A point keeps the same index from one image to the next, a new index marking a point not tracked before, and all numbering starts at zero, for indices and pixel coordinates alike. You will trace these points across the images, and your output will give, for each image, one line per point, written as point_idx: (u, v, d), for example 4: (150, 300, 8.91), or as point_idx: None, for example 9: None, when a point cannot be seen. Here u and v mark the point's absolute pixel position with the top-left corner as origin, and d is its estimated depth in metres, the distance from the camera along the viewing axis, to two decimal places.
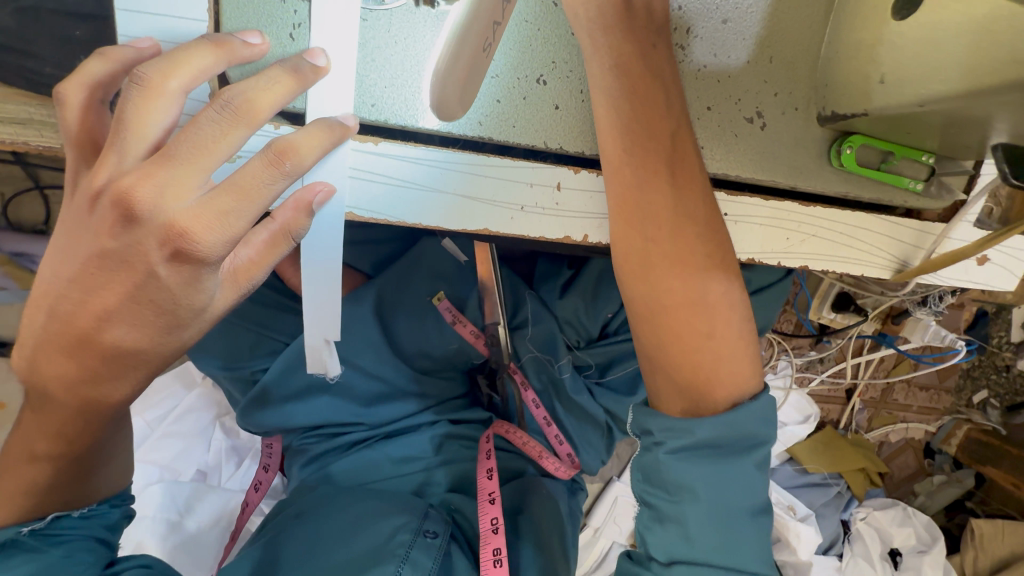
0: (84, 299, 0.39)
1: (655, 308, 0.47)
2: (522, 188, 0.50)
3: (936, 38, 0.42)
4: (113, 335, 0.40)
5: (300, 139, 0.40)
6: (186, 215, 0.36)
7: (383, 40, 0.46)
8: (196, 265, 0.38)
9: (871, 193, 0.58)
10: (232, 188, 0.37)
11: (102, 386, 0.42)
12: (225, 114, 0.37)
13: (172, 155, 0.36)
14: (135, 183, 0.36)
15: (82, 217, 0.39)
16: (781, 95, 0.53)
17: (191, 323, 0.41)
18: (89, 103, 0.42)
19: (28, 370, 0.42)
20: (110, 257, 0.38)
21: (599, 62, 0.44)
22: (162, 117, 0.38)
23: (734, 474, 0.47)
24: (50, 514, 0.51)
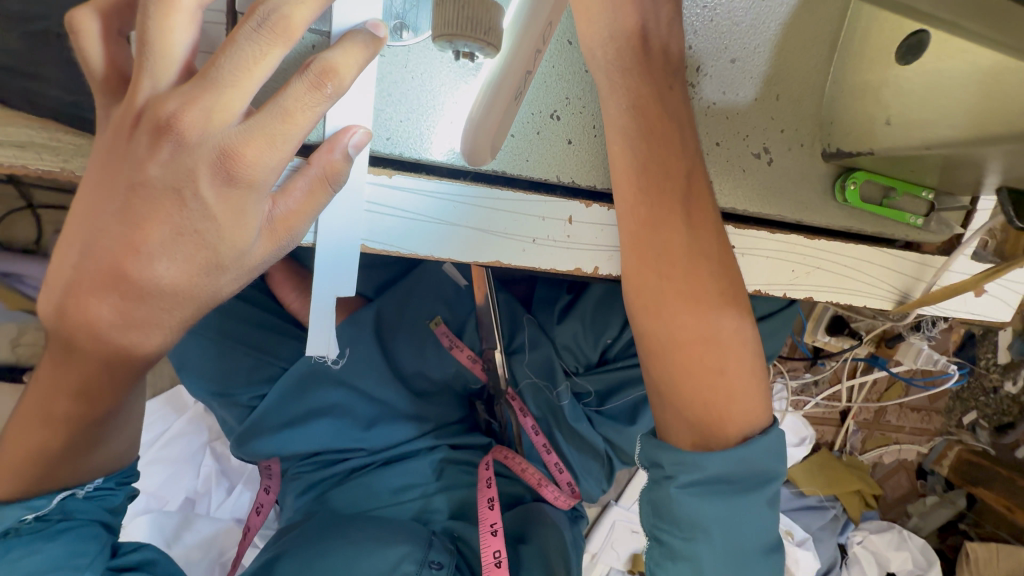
0: (124, 232, 0.37)
1: (668, 343, 0.47)
2: (533, 221, 0.50)
3: (944, 85, 0.43)
4: (158, 270, 0.38)
5: (338, 56, 0.36)
6: (234, 139, 0.35)
7: (398, 74, 0.46)
8: (246, 190, 0.37)
9: (874, 228, 0.59)
10: (277, 111, 0.35)
11: (137, 333, 0.40)
12: (264, 34, 0.34)
13: (212, 80, 0.34)
14: (181, 109, 0.35)
15: (119, 143, 0.37)
16: (787, 131, 0.54)
17: (230, 267, 0.40)
18: (106, 34, 0.39)
19: (54, 310, 0.39)
20: (152, 184, 0.37)
21: (617, 103, 0.45)
22: (183, 36, 0.35)
23: (745, 510, 0.47)
24: (58, 491, 0.49)
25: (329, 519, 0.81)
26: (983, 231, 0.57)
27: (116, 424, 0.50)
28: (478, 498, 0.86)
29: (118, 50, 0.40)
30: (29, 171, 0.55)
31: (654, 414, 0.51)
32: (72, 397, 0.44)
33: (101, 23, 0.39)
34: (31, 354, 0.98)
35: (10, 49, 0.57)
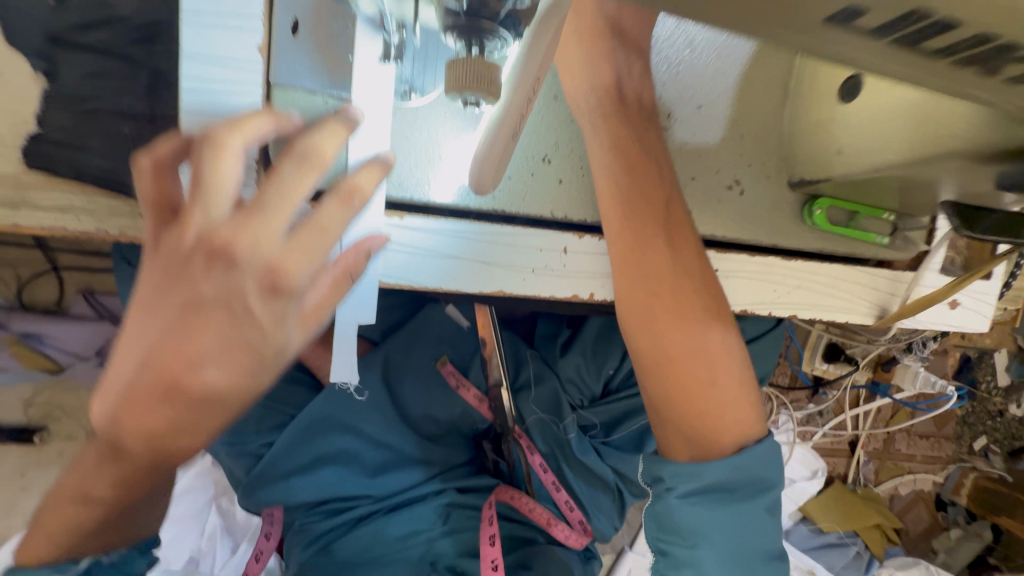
0: (175, 350, 0.39)
1: (662, 358, 0.50)
2: (532, 253, 0.55)
3: (880, 115, 0.47)
4: (206, 376, 0.39)
5: (359, 178, 0.44)
6: (279, 254, 0.39)
7: (407, 129, 0.52)
8: (286, 298, 0.40)
9: (844, 248, 0.64)
10: (314, 226, 0.40)
11: (185, 437, 0.42)
12: (302, 166, 0.40)
13: (262, 206, 0.39)
14: (234, 236, 0.38)
15: (173, 266, 0.40)
16: (755, 165, 0.60)
17: (269, 366, 0.41)
18: (159, 169, 0.42)
19: (111, 417, 0.41)
20: (205, 304, 0.39)
21: (600, 143, 0.51)
22: (232, 172, 0.39)
23: (745, 516, 0.48)
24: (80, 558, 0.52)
25: None
26: (945, 241, 0.63)
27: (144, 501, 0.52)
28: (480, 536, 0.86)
29: (171, 184, 0.43)
30: (64, 232, 0.64)
31: (655, 433, 0.53)
32: (112, 482, 0.47)
33: (155, 162, 0.42)
34: (43, 414, 0.99)
35: (60, 125, 0.64)
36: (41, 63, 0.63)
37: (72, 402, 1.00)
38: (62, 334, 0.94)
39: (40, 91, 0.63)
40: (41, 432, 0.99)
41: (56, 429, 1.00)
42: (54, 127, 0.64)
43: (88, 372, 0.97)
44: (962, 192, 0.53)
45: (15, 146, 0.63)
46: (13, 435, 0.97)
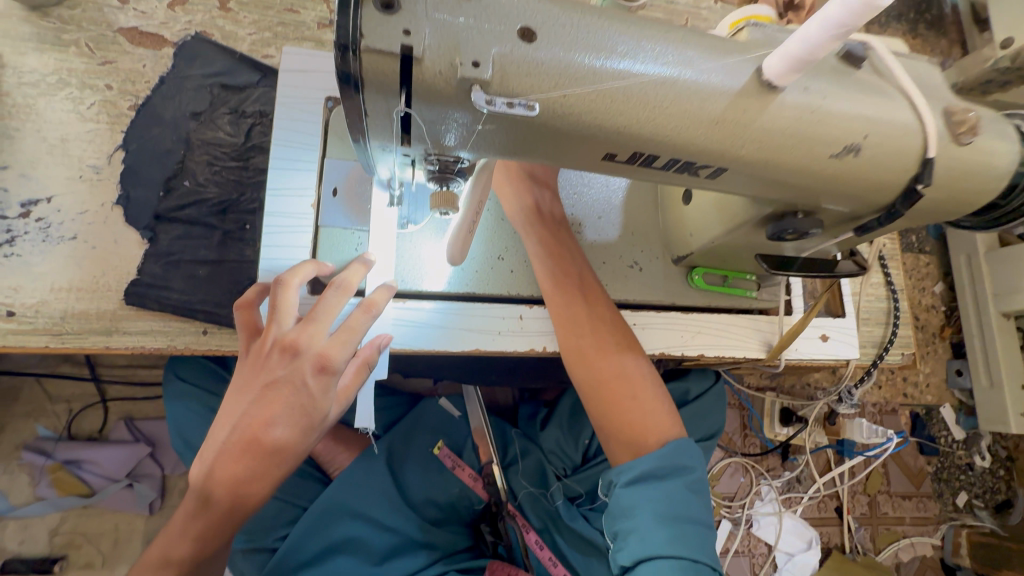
0: (255, 419, 0.58)
1: (595, 382, 0.70)
2: (498, 320, 0.77)
3: (705, 209, 0.74)
4: (277, 434, 0.57)
5: (375, 296, 0.63)
6: (326, 346, 0.58)
7: (405, 246, 0.77)
8: (332, 374, 0.58)
9: (727, 301, 0.88)
10: (347, 328, 0.60)
11: (257, 484, 0.59)
12: (338, 291, 0.61)
13: (315, 318, 0.60)
14: (298, 335, 0.58)
15: (258, 364, 0.60)
16: (646, 250, 0.86)
17: (319, 426, 0.60)
18: (251, 306, 0.65)
19: (205, 473, 0.59)
20: (277, 381, 0.58)
21: (531, 241, 0.76)
22: (293, 301, 0.61)
23: (674, 491, 0.62)
24: None
25: None
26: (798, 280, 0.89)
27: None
28: None
29: (254, 315, 0.65)
30: (145, 349, 0.85)
31: (606, 448, 0.70)
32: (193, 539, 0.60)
33: (247, 302, 0.65)
34: (66, 543, 1.06)
35: (153, 272, 0.88)
36: (146, 233, 0.90)
37: (96, 527, 1.07)
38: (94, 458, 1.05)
39: (142, 252, 0.89)
40: (60, 560, 1.05)
41: (76, 556, 1.06)
42: (148, 274, 0.88)
43: (118, 495, 1.06)
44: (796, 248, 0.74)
45: (121, 289, 0.87)
46: (34, 566, 1.03)
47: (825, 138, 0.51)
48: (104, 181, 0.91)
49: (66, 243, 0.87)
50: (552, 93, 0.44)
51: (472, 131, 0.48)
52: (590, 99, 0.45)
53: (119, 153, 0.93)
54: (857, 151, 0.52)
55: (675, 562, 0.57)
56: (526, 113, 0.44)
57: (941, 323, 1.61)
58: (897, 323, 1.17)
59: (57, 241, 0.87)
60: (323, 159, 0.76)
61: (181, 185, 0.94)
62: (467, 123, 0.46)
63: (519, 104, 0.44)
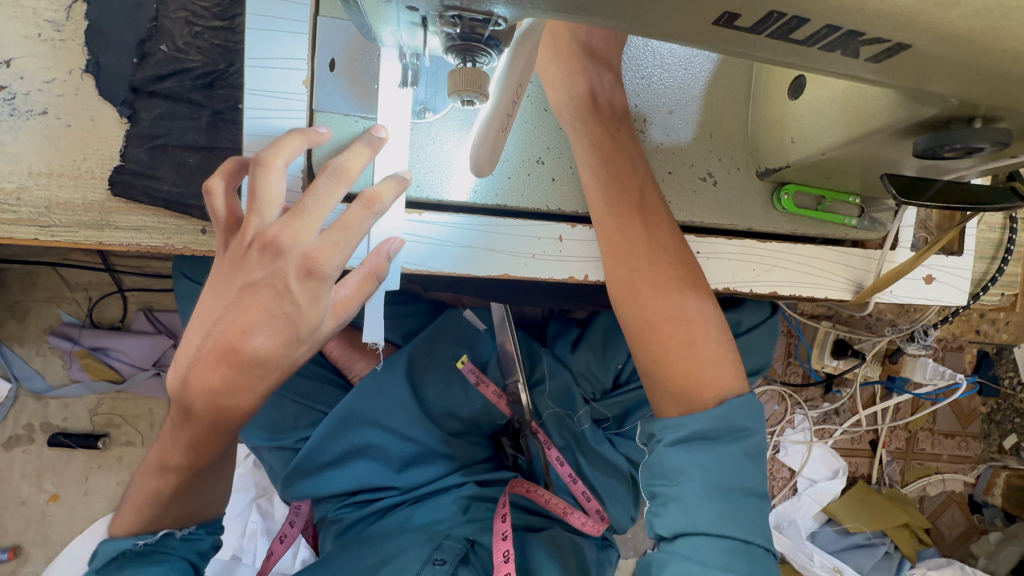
0: (233, 326, 0.50)
1: (646, 325, 0.58)
2: (532, 241, 0.64)
3: (820, 108, 0.55)
4: (259, 346, 0.50)
5: (381, 188, 0.49)
6: (313, 248, 0.47)
7: (423, 142, 0.62)
8: (320, 280, 0.48)
9: (817, 229, 0.71)
10: (340, 226, 0.47)
11: (237, 396, 0.52)
12: (333, 179, 0.48)
13: (303, 212, 0.48)
14: (282, 231, 0.47)
15: (236, 259, 0.50)
16: (724, 159, 0.68)
17: (306, 339, 0.51)
18: (228, 190, 0.53)
19: (181, 380, 0.53)
20: (258, 285, 0.49)
21: (581, 142, 0.60)
22: (278, 185, 0.48)
23: (728, 459, 0.54)
24: (160, 530, 0.65)
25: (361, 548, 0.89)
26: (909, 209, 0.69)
27: (211, 472, 0.64)
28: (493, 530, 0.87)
29: (233, 201, 0.53)
30: (140, 247, 0.76)
31: (648, 395, 0.61)
32: (184, 458, 0.59)
33: (224, 184, 0.53)
34: (106, 422, 1.11)
35: (137, 158, 0.76)
36: (125, 110, 0.76)
37: (132, 408, 1.11)
38: (119, 346, 1.05)
39: (124, 133, 0.76)
40: (104, 436, 1.10)
41: (118, 433, 1.11)
42: (131, 160, 0.76)
43: (147, 383, 1.07)
44: (921, 167, 0.57)
45: (105, 177, 0.75)
46: (81, 440, 1.09)
47: None
48: (68, 42, 0.75)
49: (36, 119, 0.74)
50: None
51: None
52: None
53: (81, 5, 0.76)
54: None
55: (720, 542, 0.51)
56: None
57: None
58: (1008, 259, 0.97)
59: (25, 117, 0.74)
60: (313, 18, 0.58)
61: (158, 51, 0.78)
62: None
63: None
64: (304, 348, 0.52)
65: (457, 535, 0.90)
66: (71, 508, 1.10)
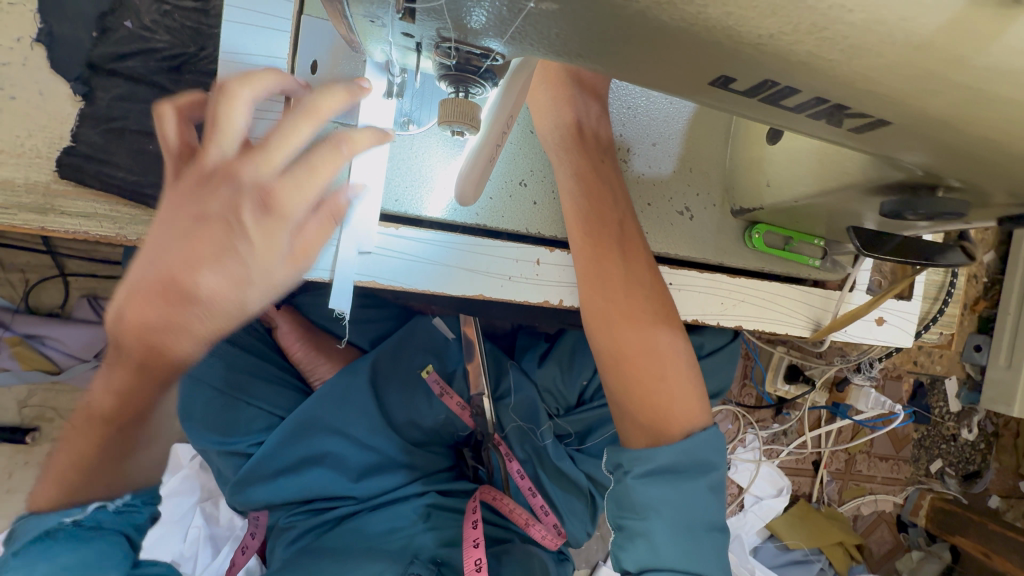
0: (181, 258, 0.37)
1: (618, 355, 0.60)
2: (509, 262, 0.63)
3: (795, 156, 0.57)
4: (212, 279, 0.37)
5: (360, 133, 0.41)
6: (271, 183, 0.38)
7: (405, 154, 0.60)
8: (278, 221, 0.39)
9: (782, 268, 0.74)
10: (307, 165, 0.39)
11: (173, 344, 0.39)
12: (303, 112, 0.39)
13: (265, 147, 0.39)
14: (235, 162, 0.38)
15: (180, 193, 0.39)
16: (701, 195, 0.70)
17: (260, 289, 0.40)
18: (179, 119, 0.45)
19: (115, 313, 0.39)
20: (203, 217, 0.38)
21: (564, 170, 0.60)
22: (235, 113, 0.39)
23: (691, 493, 0.56)
24: (89, 500, 0.54)
25: (313, 555, 0.86)
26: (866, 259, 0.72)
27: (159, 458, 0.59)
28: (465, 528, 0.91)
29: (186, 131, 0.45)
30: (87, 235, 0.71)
31: (617, 425, 0.62)
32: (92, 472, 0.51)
33: (177, 113, 0.45)
34: (36, 415, 1.03)
35: (90, 141, 0.70)
36: (79, 87, 0.71)
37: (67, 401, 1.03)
38: (54, 333, 0.98)
39: (77, 111, 0.71)
40: (33, 429, 1.02)
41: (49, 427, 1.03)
42: (83, 142, 0.70)
43: (86, 375, 1.00)
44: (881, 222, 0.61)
45: (53, 157, 0.70)
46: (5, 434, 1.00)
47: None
48: (18, 7, 0.69)
49: None
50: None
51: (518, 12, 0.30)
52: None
53: None
54: None
55: None
56: None
57: (977, 295, 1.45)
58: (948, 301, 1.04)
59: None
60: (298, 18, 0.56)
61: (121, 27, 0.72)
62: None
63: None
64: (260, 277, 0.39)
65: (425, 553, 0.89)
66: None
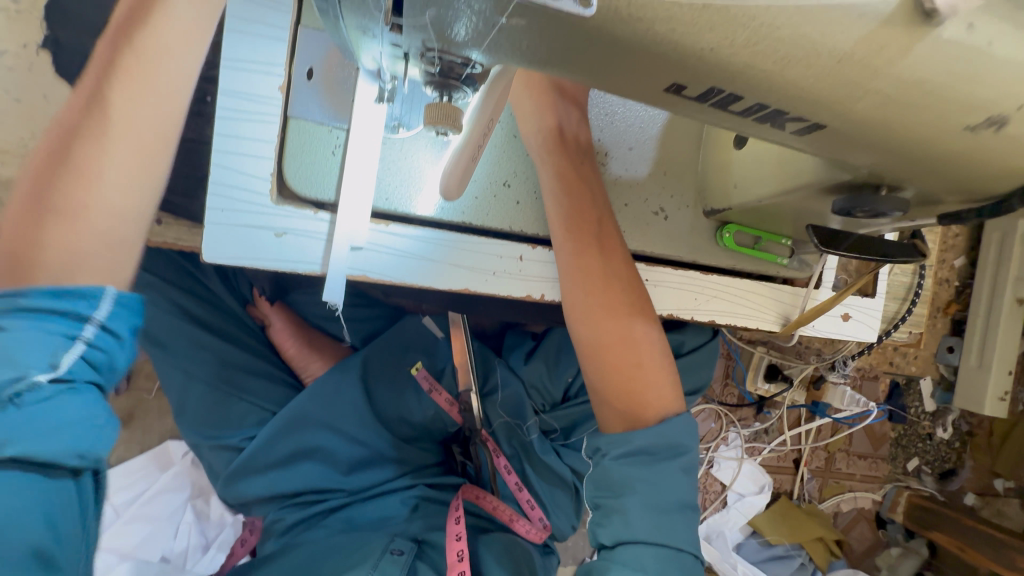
0: (120, 89, 0.52)
1: (595, 346, 0.65)
2: (494, 259, 0.67)
3: (761, 160, 0.61)
4: (163, 32, 0.52)
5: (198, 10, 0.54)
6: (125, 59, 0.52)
7: (395, 156, 0.64)
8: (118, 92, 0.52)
9: (752, 266, 0.78)
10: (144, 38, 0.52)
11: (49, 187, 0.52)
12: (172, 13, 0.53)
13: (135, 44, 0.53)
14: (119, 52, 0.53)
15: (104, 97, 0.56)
16: (675, 196, 0.74)
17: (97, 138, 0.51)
18: None
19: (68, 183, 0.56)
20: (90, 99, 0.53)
21: (546, 171, 0.63)
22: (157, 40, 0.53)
23: (665, 474, 0.59)
24: (73, 339, 0.47)
25: (302, 548, 0.87)
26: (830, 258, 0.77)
27: None
28: (448, 532, 0.91)
29: None
30: None
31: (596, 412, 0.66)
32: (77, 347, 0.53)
33: None
34: None
35: None
36: None
37: None
38: None
39: None
40: None
41: None
42: None
43: None
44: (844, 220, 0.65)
45: None
46: None
47: (949, 102, 0.36)
48: (24, 14, 0.72)
49: None
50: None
51: (492, 28, 0.33)
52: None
53: None
54: (1001, 125, 0.38)
55: (656, 549, 0.56)
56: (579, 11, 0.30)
57: (949, 298, 1.52)
58: (915, 301, 1.09)
59: None
60: (294, 27, 0.58)
61: None
62: (485, 14, 0.32)
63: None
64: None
65: (407, 535, 0.92)
66: None
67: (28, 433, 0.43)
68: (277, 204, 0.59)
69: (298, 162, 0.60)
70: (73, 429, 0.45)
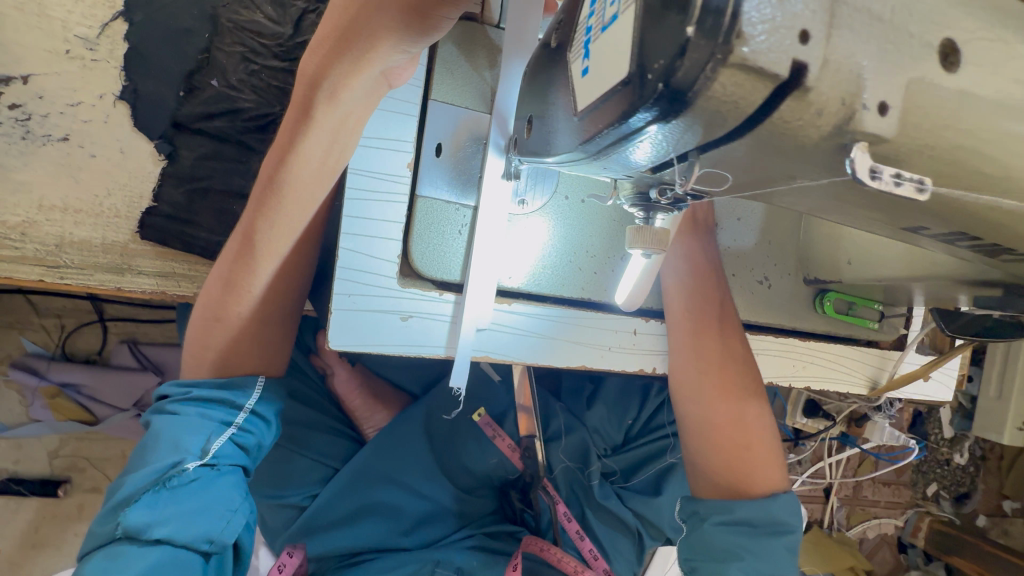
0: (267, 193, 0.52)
1: (707, 424, 0.65)
2: (610, 334, 0.65)
3: (877, 247, 0.59)
4: (304, 138, 0.48)
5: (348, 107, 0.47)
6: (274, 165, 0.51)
7: (514, 229, 0.60)
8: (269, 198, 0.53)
9: (846, 330, 0.78)
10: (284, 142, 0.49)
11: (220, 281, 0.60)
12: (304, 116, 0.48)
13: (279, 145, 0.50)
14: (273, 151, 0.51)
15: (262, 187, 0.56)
16: (778, 265, 0.74)
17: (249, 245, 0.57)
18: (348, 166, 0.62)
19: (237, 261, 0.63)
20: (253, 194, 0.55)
21: (673, 253, 0.66)
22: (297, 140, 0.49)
23: (770, 548, 0.59)
24: (225, 430, 0.62)
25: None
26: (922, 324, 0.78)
27: None
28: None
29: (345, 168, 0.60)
30: (167, 296, 0.69)
31: (692, 479, 0.67)
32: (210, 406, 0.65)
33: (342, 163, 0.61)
34: (68, 465, 0.98)
35: (173, 200, 0.69)
36: (163, 146, 0.69)
37: (102, 451, 0.99)
38: (92, 381, 0.93)
39: (159, 170, 0.69)
40: (66, 482, 0.98)
41: (82, 479, 0.99)
42: (166, 202, 0.69)
43: (124, 424, 0.94)
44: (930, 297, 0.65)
45: (133, 217, 0.68)
46: (36, 487, 0.95)
47: None
48: (101, 63, 0.67)
49: (54, 145, 0.66)
50: (964, 133, 0.26)
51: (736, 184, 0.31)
52: (1006, 137, 0.27)
53: (121, 24, 0.68)
54: None
55: None
56: (914, 196, 0.25)
57: None
58: None
59: (42, 142, 0.65)
60: (423, 100, 0.56)
61: (207, 86, 0.71)
62: (771, 179, 0.29)
63: (910, 178, 0.25)
64: (321, 113, 0.47)
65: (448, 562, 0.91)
66: (14, 563, 0.96)
67: (186, 507, 0.57)
68: (402, 285, 0.56)
69: (424, 240, 0.57)
70: (217, 504, 0.59)
